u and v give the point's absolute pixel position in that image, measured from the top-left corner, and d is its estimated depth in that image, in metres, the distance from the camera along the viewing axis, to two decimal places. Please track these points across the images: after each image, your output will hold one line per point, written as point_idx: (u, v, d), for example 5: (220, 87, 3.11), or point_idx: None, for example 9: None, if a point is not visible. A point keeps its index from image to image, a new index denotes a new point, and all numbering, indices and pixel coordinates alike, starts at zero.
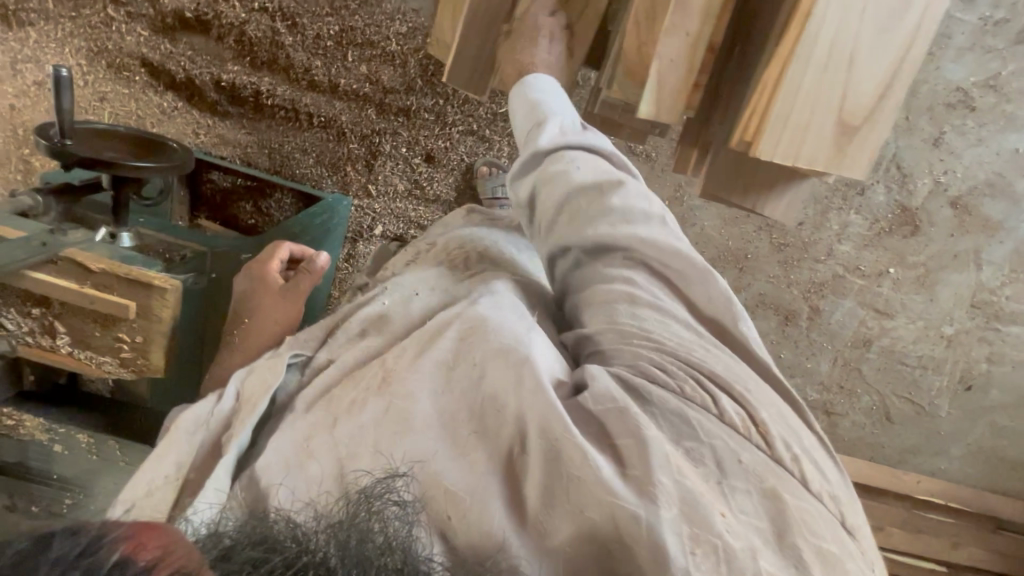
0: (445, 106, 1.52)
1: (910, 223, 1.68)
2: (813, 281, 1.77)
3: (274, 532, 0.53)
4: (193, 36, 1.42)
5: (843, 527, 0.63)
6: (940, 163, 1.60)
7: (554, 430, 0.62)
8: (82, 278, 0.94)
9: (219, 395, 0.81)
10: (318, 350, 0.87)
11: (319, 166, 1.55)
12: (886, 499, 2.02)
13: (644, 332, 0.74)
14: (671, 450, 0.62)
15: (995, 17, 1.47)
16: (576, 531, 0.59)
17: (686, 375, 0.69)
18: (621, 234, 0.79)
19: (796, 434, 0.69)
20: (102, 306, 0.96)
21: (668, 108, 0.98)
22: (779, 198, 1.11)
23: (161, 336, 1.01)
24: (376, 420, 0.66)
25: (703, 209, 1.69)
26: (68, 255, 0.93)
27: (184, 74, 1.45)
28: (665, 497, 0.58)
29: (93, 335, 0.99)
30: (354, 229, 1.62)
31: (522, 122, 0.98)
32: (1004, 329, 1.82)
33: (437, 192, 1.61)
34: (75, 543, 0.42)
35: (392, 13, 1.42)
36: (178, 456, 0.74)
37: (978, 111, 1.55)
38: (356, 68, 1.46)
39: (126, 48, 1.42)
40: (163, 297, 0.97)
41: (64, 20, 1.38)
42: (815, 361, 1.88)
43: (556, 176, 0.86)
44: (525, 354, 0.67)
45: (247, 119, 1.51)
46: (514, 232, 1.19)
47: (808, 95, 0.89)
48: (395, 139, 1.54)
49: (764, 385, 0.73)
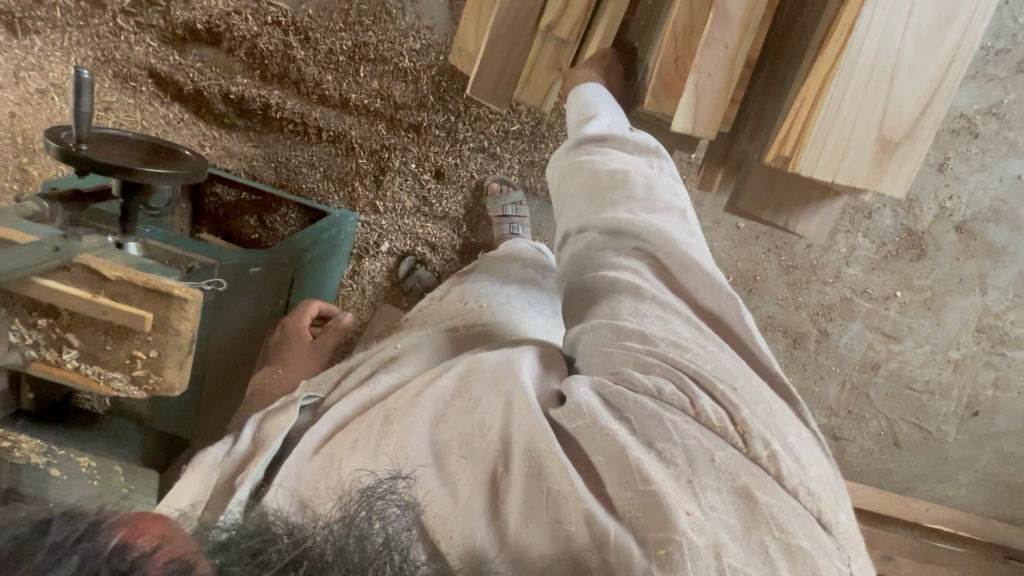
0: (456, 123, 1.55)
1: (917, 247, 1.69)
2: (821, 304, 1.77)
3: (268, 531, 0.51)
4: (203, 48, 1.46)
5: (820, 524, 0.61)
6: (945, 188, 1.62)
7: (538, 447, 0.64)
8: (96, 286, 0.73)
9: (236, 436, 0.79)
10: (330, 393, 0.86)
11: (327, 181, 1.59)
12: (897, 528, 1.98)
13: (641, 328, 0.74)
14: (640, 453, 0.63)
15: (996, 47, 1.49)
16: (553, 547, 0.61)
17: (668, 376, 0.68)
18: (638, 222, 0.82)
19: (778, 429, 0.67)
20: (115, 319, 0.72)
21: (704, 121, 1.02)
22: (812, 215, 1.13)
23: (181, 354, 0.76)
24: (378, 446, 0.69)
25: (712, 230, 1.70)
26: (82, 259, 0.73)
27: (192, 85, 1.49)
28: (629, 503, 0.61)
29: (103, 349, 0.75)
30: (360, 246, 1.64)
31: (572, 126, 1.03)
32: (1010, 353, 1.81)
33: (446, 210, 1.64)
34: (74, 527, 0.38)
35: (406, 29, 1.46)
36: (193, 497, 0.71)
37: (981, 138, 1.56)
38: (368, 83, 1.49)
39: (134, 58, 1.46)
40: (182, 308, 0.73)
41: (72, 29, 1.42)
42: (823, 385, 1.87)
43: (589, 163, 0.93)
44: (516, 382, 0.71)
45: (254, 132, 1.54)
46: (528, 284, 1.19)
47: (850, 114, 0.93)
48: (404, 155, 1.57)
49: (755, 380, 0.71)
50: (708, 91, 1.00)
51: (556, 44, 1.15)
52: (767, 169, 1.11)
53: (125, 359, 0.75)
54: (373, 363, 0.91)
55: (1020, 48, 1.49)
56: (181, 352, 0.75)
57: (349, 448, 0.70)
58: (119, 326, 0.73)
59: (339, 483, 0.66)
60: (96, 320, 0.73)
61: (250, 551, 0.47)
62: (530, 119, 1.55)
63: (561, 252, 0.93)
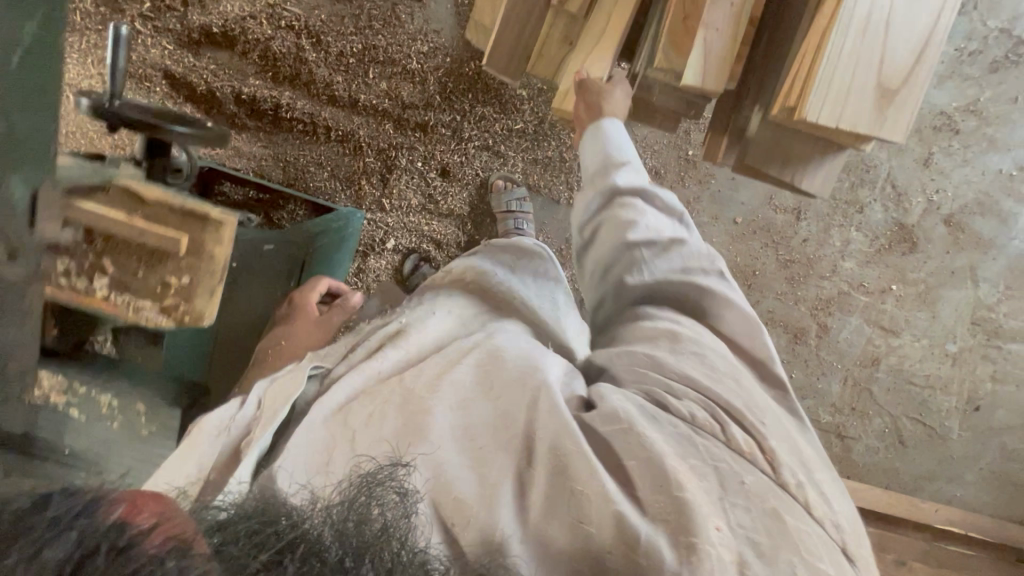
0: (461, 122, 1.61)
1: (908, 240, 1.74)
2: (819, 298, 1.80)
3: (270, 510, 0.52)
4: (218, 51, 1.53)
5: (842, 553, 0.70)
6: (931, 182, 1.68)
7: (565, 447, 0.69)
8: (133, 211, 0.88)
9: (243, 400, 0.83)
10: (337, 364, 0.87)
11: (334, 180, 1.63)
12: (905, 530, 1.95)
13: (678, 363, 0.84)
14: (678, 466, 0.69)
15: (969, 48, 1.58)
16: (574, 540, 0.65)
17: (704, 407, 0.78)
18: (679, 281, 0.95)
19: (804, 468, 0.76)
20: (151, 241, 0.87)
21: (713, 75, 1.02)
22: (815, 170, 1.12)
23: (211, 278, 0.91)
24: (398, 423, 0.72)
25: (709, 227, 1.73)
26: (121, 186, 0.88)
27: (205, 87, 1.55)
28: (660, 511, 0.66)
29: (139, 276, 0.89)
30: (366, 243, 1.68)
31: (599, 161, 1.09)
32: (1006, 346, 1.85)
33: (451, 207, 1.70)
34: (73, 502, 0.42)
35: (415, 33, 1.54)
36: (200, 458, 0.75)
37: (962, 134, 1.64)
38: (376, 84, 1.56)
39: (150, 61, 1.51)
40: (217, 231, 0.90)
41: (90, 33, 1.49)
42: (825, 381, 1.86)
43: (624, 222, 1.00)
44: (540, 381, 0.76)
45: (264, 132, 1.60)
46: (542, 273, 1.16)
47: (850, 59, 0.92)
48: (411, 153, 1.62)
49: (778, 419, 0.82)
50: (715, 48, 1.02)
51: (567, 19, 1.19)
52: (774, 123, 1.09)
53: (155, 281, 0.90)
54: (383, 336, 0.91)
55: (993, 49, 1.58)
56: (211, 277, 0.91)
57: (362, 423, 0.73)
58: (153, 248, 0.88)
59: (352, 460, 0.69)
60: (132, 245, 0.88)
61: (249, 532, 0.48)
62: (533, 118, 1.63)
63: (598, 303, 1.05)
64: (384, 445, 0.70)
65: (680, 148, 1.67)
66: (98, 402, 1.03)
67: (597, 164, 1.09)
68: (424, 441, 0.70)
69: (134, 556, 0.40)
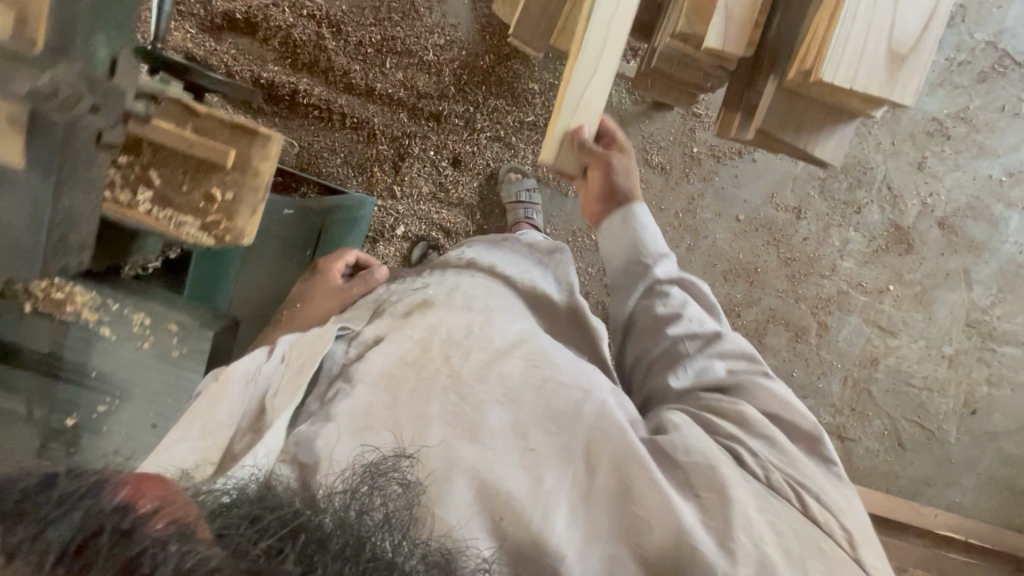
0: (474, 113, 1.67)
1: (904, 241, 1.77)
2: (819, 297, 1.80)
3: (272, 498, 0.54)
4: (240, 37, 1.58)
5: None
6: (926, 185, 1.74)
7: (631, 466, 0.72)
8: (182, 122, 0.78)
9: (268, 352, 0.87)
10: (364, 327, 0.90)
11: (346, 166, 1.67)
12: (905, 535, 1.87)
13: (747, 427, 0.85)
14: (757, 518, 0.72)
15: (958, 58, 1.68)
16: (641, 560, 0.69)
17: (780, 477, 0.80)
18: (732, 372, 0.95)
19: (872, 548, 0.79)
20: (198, 153, 0.77)
21: (733, 40, 0.98)
22: (827, 136, 1.12)
23: (254, 197, 0.82)
24: (445, 416, 0.73)
25: (713, 222, 1.76)
26: (173, 98, 0.78)
27: (224, 69, 1.58)
28: (743, 556, 0.68)
29: (181, 190, 0.80)
30: (377, 229, 1.71)
31: (628, 249, 1.14)
32: (1001, 349, 1.85)
33: (461, 196, 1.74)
34: (77, 484, 0.45)
35: (432, 26, 1.61)
36: (229, 406, 0.78)
37: (953, 140, 1.72)
38: (393, 74, 1.62)
39: (171, 42, 1.55)
40: (265, 148, 0.80)
41: None
42: (826, 380, 1.82)
43: (667, 317, 1.02)
44: (601, 399, 0.79)
45: (280, 117, 1.64)
46: (554, 251, 1.20)
47: (862, 25, 0.91)
48: (424, 142, 1.67)
49: (845, 494, 0.85)
50: (735, 11, 0.96)
51: None
52: (787, 89, 1.07)
53: (198, 198, 0.81)
54: (410, 306, 0.93)
55: (979, 60, 1.68)
56: (255, 194, 0.81)
57: (406, 399, 0.74)
58: (202, 160, 0.78)
59: (385, 439, 0.71)
60: (182, 154, 0.78)
61: (248, 519, 0.50)
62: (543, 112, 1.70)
63: (635, 371, 1.05)
64: (426, 436, 0.71)
65: (683, 145, 1.72)
66: (129, 322, 0.91)
67: (627, 248, 1.14)
68: (476, 439, 0.71)
69: (137, 538, 0.43)
